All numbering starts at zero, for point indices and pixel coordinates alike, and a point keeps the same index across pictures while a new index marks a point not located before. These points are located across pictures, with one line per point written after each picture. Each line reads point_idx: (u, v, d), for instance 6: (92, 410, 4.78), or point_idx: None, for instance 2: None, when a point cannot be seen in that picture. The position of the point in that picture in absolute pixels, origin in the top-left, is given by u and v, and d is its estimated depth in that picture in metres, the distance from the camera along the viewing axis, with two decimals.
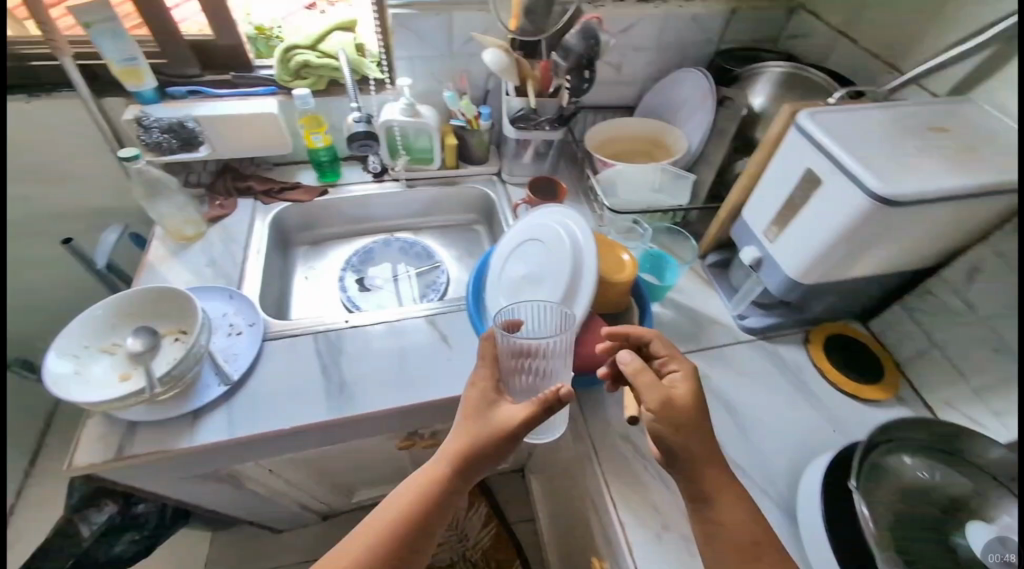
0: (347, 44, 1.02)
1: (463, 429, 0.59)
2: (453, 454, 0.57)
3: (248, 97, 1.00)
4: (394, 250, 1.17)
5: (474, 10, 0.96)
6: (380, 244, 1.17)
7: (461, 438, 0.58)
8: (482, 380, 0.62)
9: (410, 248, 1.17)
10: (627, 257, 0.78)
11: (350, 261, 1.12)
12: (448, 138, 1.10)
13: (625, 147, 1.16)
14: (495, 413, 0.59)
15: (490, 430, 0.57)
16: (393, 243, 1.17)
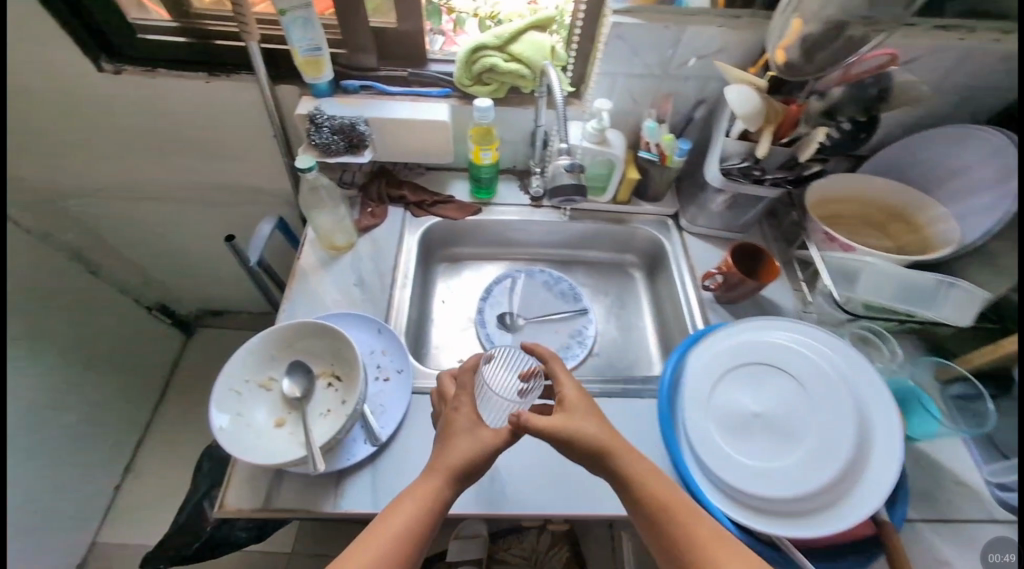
0: (542, 45, 0.84)
1: (439, 452, 0.57)
2: (440, 470, 0.56)
3: (420, 99, 0.89)
4: (537, 282, 1.04)
5: (714, 25, 0.75)
6: (522, 274, 1.04)
7: (443, 456, 0.56)
8: (464, 409, 0.60)
9: (555, 284, 1.03)
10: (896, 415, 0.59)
11: (490, 290, 1.01)
12: (630, 171, 0.93)
13: (846, 210, 0.91)
14: (472, 433, 0.58)
15: (468, 448, 0.57)
16: (538, 274, 1.04)
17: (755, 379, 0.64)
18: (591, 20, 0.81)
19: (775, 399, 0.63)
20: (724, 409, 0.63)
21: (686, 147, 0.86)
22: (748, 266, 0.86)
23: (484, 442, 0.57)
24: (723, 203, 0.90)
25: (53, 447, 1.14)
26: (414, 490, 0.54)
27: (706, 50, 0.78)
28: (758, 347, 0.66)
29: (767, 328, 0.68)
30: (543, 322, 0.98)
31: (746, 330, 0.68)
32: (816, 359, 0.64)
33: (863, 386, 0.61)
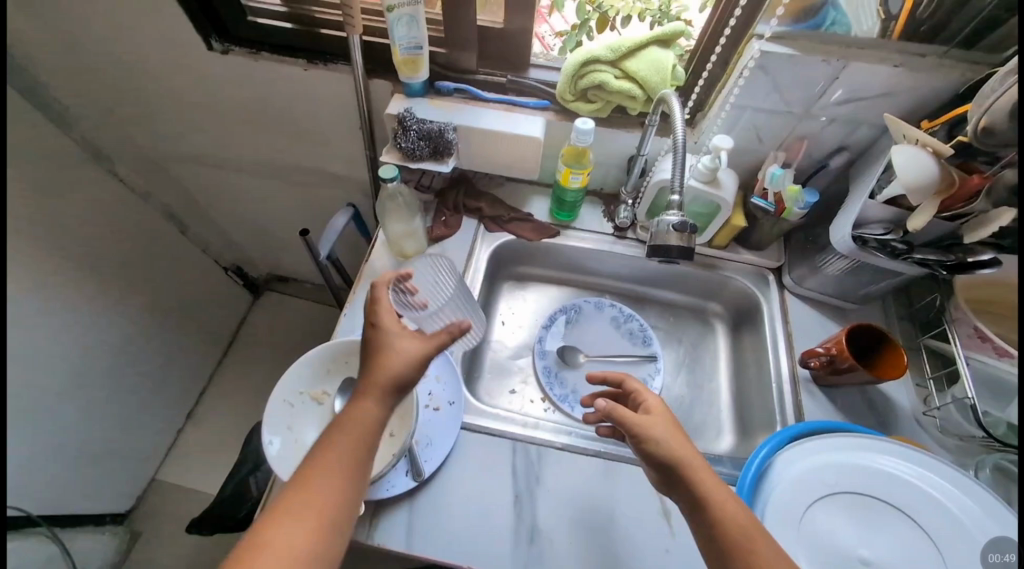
0: (663, 65, 0.74)
1: (372, 371, 0.51)
2: (372, 389, 0.51)
3: (514, 109, 0.83)
4: (605, 317, 0.95)
5: (884, 64, 0.62)
6: (591, 305, 0.96)
7: (375, 375, 0.51)
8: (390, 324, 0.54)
9: (624, 322, 0.95)
10: None
11: (554, 318, 0.94)
12: (736, 217, 0.82)
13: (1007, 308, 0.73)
14: (398, 344, 0.53)
15: (401, 366, 0.52)
16: (607, 308, 0.95)
17: (865, 515, 0.55)
18: (728, 42, 0.69)
19: (895, 547, 0.53)
20: (827, 545, 0.53)
21: (813, 201, 0.73)
22: (861, 353, 0.72)
23: (410, 358, 0.52)
24: (843, 269, 0.76)
25: (125, 386, 1.19)
26: (348, 419, 0.49)
27: (865, 91, 0.65)
28: (869, 474, 0.57)
29: (882, 451, 0.58)
30: (605, 362, 0.90)
31: (854, 449, 0.58)
32: (945, 505, 0.55)
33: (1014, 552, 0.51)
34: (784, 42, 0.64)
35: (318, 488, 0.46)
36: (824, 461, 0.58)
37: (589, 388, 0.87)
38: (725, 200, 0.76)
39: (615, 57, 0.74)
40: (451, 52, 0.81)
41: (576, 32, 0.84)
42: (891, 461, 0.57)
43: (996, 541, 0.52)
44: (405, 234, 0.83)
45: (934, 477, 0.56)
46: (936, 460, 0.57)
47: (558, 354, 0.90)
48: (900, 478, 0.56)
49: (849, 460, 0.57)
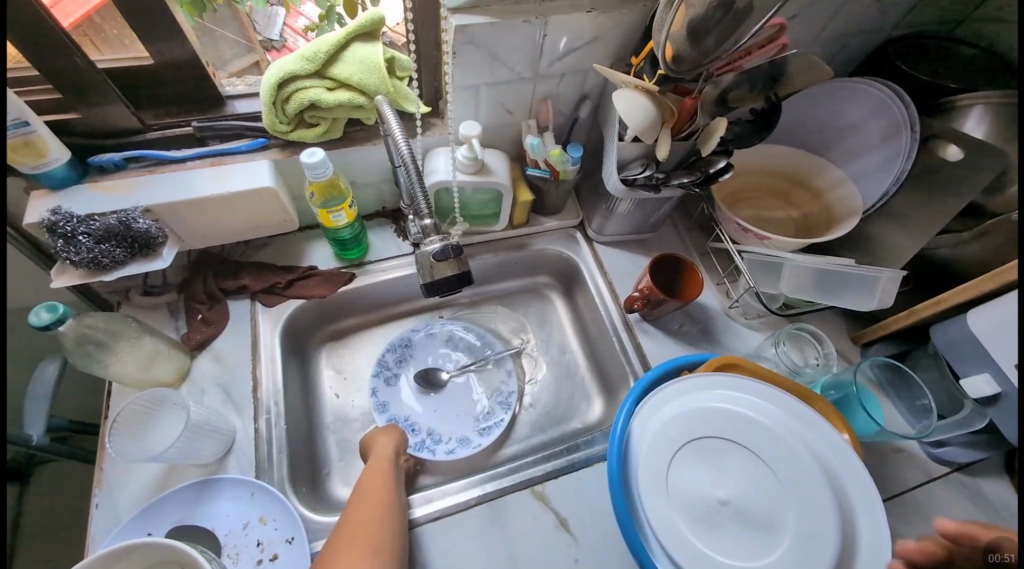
0: (376, 60, 0.63)
1: (376, 461, 0.63)
2: (381, 462, 0.62)
3: (223, 160, 0.65)
4: (441, 340, 0.87)
5: (579, 11, 0.60)
6: (421, 334, 0.86)
7: (376, 458, 0.63)
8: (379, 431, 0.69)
9: (460, 339, 0.87)
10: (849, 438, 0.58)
11: (385, 362, 0.81)
12: (521, 193, 0.78)
13: (754, 190, 0.85)
14: (377, 440, 0.67)
15: (387, 440, 0.67)
16: (439, 330, 0.87)
17: (712, 457, 0.57)
18: (426, 20, 0.61)
19: (740, 477, 0.56)
20: (688, 498, 0.55)
21: (579, 156, 0.72)
22: (668, 279, 0.76)
23: (395, 436, 0.68)
24: (629, 207, 0.78)
25: None
26: (366, 478, 0.60)
27: (579, 40, 0.64)
28: (705, 417, 0.58)
29: (710, 389, 0.60)
30: (454, 386, 0.82)
31: (687, 396, 0.60)
32: (768, 424, 0.58)
33: (826, 449, 0.56)
34: (483, 10, 0.58)
35: (363, 513, 0.54)
36: (669, 416, 0.58)
37: (445, 422, 0.79)
38: (502, 183, 0.71)
39: (315, 67, 0.62)
40: (92, 115, 0.59)
41: (326, 24, 0.71)
42: (717, 396, 0.60)
43: (807, 441, 0.57)
44: (144, 364, 0.61)
45: (753, 399, 0.60)
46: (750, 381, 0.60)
47: (401, 400, 0.80)
48: (731, 407, 0.59)
49: (687, 409, 0.59)
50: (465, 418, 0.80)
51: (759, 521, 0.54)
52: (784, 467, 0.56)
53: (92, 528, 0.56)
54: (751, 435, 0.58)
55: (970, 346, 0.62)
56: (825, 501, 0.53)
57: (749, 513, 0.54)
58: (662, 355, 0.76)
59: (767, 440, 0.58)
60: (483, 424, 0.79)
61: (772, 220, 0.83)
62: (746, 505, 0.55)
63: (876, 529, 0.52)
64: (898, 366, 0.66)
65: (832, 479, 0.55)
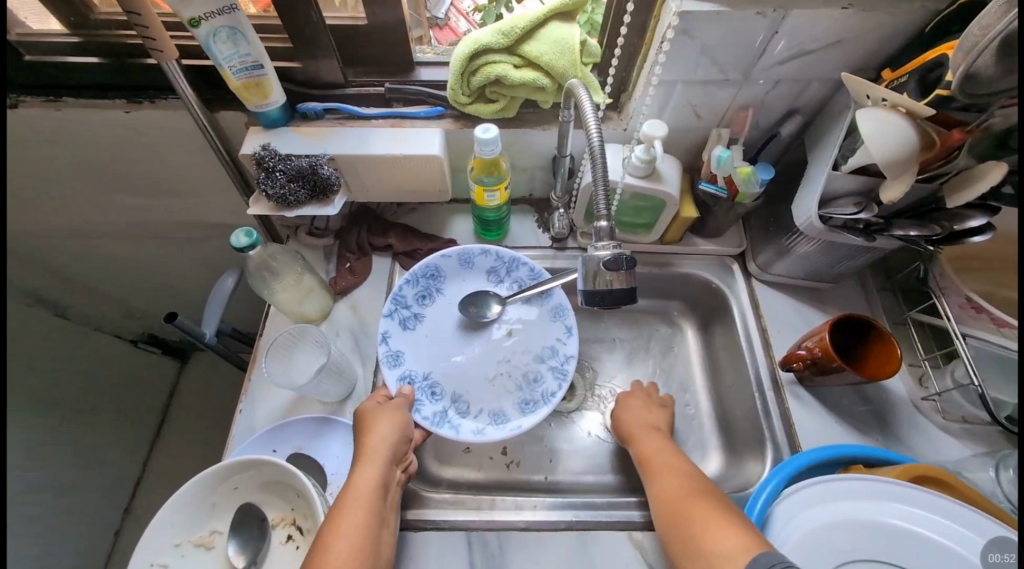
0: (571, 42, 0.60)
1: (369, 465, 0.51)
2: (375, 464, 0.52)
3: (403, 123, 0.68)
4: (480, 272, 0.74)
5: (831, 7, 0.49)
6: (454, 261, 0.73)
7: (370, 458, 0.52)
8: (381, 412, 0.57)
9: (507, 272, 0.73)
10: None
11: (401, 296, 0.69)
12: (685, 208, 0.70)
13: (995, 257, 0.65)
14: (375, 426, 0.55)
15: (387, 429, 0.55)
16: (478, 259, 0.73)
17: None
18: (638, 3, 0.56)
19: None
20: None
21: (769, 178, 0.62)
22: (848, 346, 0.63)
23: (395, 426, 0.55)
24: (817, 249, 0.65)
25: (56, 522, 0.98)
26: (353, 489, 0.49)
27: (812, 43, 0.53)
28: (885, 530, 0.46)
29: (899, 498, 0.47)
30: (482, 341, 0.71)
31: (862, 499, 0.48)
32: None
33: None
34: None
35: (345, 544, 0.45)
36: (832, 526, 0.47)
37: (471, 389, 0.68)
38: (670, 194, 0.64)
39: (509, 42, 0.60)
40: (309, 65, 0.64)
41: (492, 6, 0.75)
42: (905, 508, 0.47)
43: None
44: (300, 298, 0.67)
45: (962, 529, 0.46)
46: (961, 506, 0.46)
47: (418, 352, 0.69)
48: (922, 536, 0.46)
49: (863, 513, 0.47)
50: (505, 386, 0.68)
51: None
52: None
53: (233, 431, 0.63)
54: None
55: None
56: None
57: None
58: (815, 433, 0.63)
59: None
60: (525, 400, 0.67)
61: (1016, 306, 0.63)
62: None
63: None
64: None
65: None
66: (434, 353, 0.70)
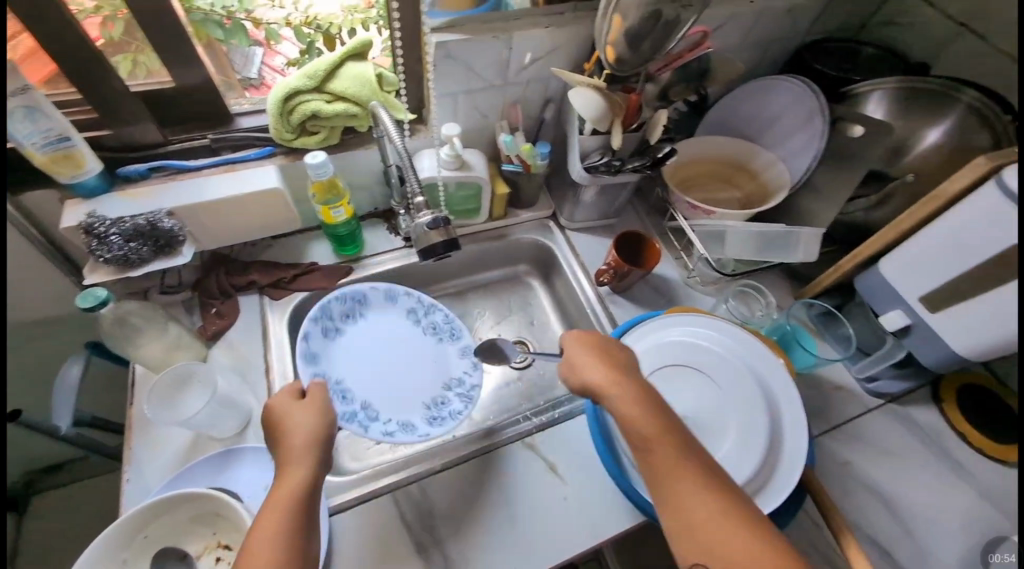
0: (367, 76, 0.74)
1: (292, 465, 0.54)
2: (301, 455, 0.54)
3: (235, 167, 0.74)
4: (402, 307, 0.87)
5: (539, 27, 0.72)
6: (380, 294, 0.85)
7: (291, 449, 0.55)
8: (301, 408, 0.59)
9: (423, 310, 0.88)
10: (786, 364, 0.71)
11: (328, 308, 0.80)
12: (498, 187, 0.89)
13: (699, 173, 0.99)
14: (290, 418, 0.58)
15: (300, 419, 0.58)
16: (402, 299, 0.86)
17: (671, 380, 0.66)
18: (409, 40, 0.72)
19: (694, 395, 0.66)
20: None
21: (546, 151, 0.84)
22: (632, 253, 0.87)
23: (317, 417, 0.58)
24: (595, 194, 0.89)
25: None
26: (279, 488, 0.52)
27: (539, 52, 0.75)
28: (666, 349, 0.68)
29: (669, 327, 0.70)
30: (406, 366, 0.84)
31: (648, 336, 0.70)
32: (718, 351, 0.67)
33: (760, 366, 0.67)
34: (456, 29, 0.69)
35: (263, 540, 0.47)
36: (636, 358, 0.68)
37: (384, 402, 0.79)
38: (480, 178, 0.82)
39: (315, 83, 0.71)
40: (121, 131, 0.67)
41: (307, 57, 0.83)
42: (674, 331, 0.70)
43: (749, 363, 0.66)
44: (169, 351, 0.69)
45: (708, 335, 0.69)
46: (701, 316, 0.70)
47: (337, 360, 0.79)
48: (684, 342, 0.68)
49: (653, 344, 0.69)
50: (416, 403, 0.81)
51: (698, 444, 0.63)
52: (732, 390, 0.65)
53: (126, 498, 0.63)
54: (705, 369, 0.67)
55: (885, 290, 0.75)
56: (761, 409, 0.63)
57: (702, 422, 0.64)
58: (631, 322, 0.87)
59: (720, 368, 0.67)
60: (433, 415, 0.80)
61: (721, 200, 0.96)
62: (701, 418, 0.64)
63: (799, 434, 0.62)
64: (840, 316, 0.83)
65: (766, 394, 0.64)
66: (350, 360, 0.81)
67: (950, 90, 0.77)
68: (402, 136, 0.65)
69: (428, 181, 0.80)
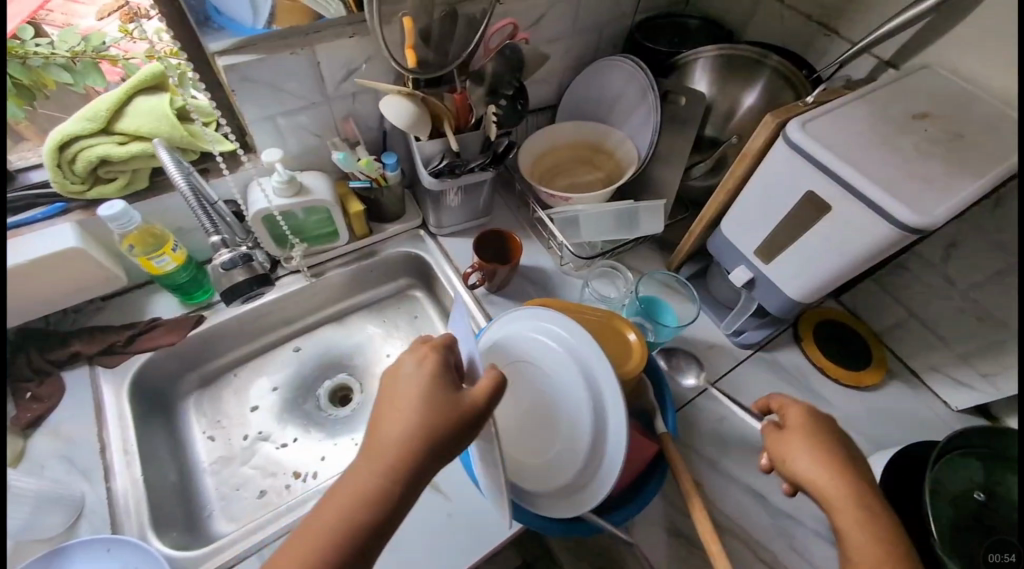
0: (162, 108, 0.67)
1: (401, 426, 0.50)
2: (413, 427, 0.49)
3: (18, 232, 0.65)
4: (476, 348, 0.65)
5: (342, 37, 0.68)
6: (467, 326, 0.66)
7: (396, 414, 0.51)
8: (422, 378, 0.52)
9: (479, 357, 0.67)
10: (632, 339, 0.68)
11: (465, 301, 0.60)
12: (351, 206, 0.85)
13: (561, 160, 0.99)
14: (426, 384, 0.52)
15: (413, 388, 0.52)
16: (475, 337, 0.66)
17: (517, 377, 0.65)
18: (203, 66, 0.67)
19: (536, 388, 0.64)
20: (504, 413, 0.67)
21: (391, 162, 0.81)
22: (497, 251, 0.86)
23: (419, 392, 0.51)
24: (455, 197, 0.87)
25: None
26: (375, 443, 0.50)
27: (352, 63, 0.72)
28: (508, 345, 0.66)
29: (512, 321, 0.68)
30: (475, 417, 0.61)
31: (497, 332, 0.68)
32: (552, 346, 0.63)
33: (587, 358, 0.61)
34: (246, 49, 0.65)
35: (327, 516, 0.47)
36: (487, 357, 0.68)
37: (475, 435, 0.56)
38: (322, 199, 0.78)
39: (97, 125, 0.64)
40: None
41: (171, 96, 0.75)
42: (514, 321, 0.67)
43: (578, 355, 0.61)
44: None
45: (543, 322, 0.65)
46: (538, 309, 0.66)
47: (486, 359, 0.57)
48: (522, 340, 0.65)
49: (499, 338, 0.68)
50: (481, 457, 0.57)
51: (541, 439, 0.63)
52: (564, 385, 0.61)
53: None
54: (541, 365, 0.63)
55: (728, 248, 0.78)
56: (585, 407, 0.59)
57: (544, 417, 0.63)
58: None
59: (556, 361, 0.63)
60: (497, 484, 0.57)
61: (583, 184, 0.97)
62: (544, 411, 0.63)
63: (620, 419, 0.57)
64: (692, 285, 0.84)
65: (591, 389, 0.59)
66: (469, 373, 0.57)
67: (758, 56, 0.83)
68: (185, 172, 0.65)
69: (263, 211, 0.75)
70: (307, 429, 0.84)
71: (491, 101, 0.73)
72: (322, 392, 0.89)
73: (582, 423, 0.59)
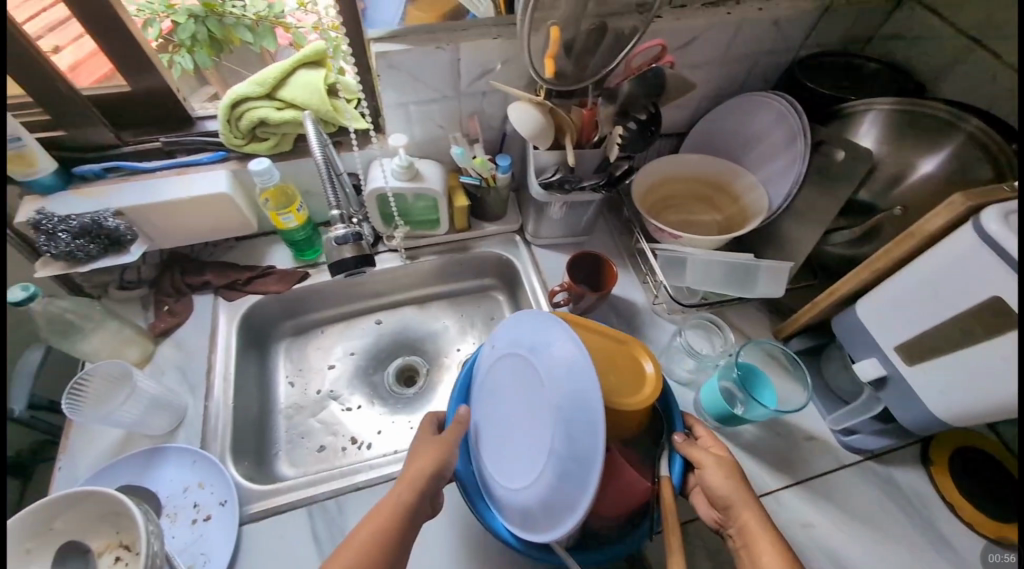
0: (317, 83, 0.75)
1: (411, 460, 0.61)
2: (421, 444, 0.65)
3: (187, 170, 0.75)
4: (511, 372, 0.64)
5: (488, 37, 0.70)
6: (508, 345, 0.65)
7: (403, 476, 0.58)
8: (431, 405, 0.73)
9: (501, 380, 0.66)
10: (650, 369, 0.61)
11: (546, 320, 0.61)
12: (458, 199, 0.87)
13: (678, 193, 0.92)
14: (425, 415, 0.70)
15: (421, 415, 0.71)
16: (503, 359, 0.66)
17: (516, 383, 0.63)
18: (360, 50, 0.72)
19: (527, 398, 0.61)
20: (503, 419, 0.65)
21: (503, 164, 0.81)
22: (590, 277, 0.83)
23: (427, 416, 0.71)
24: (560, 210, 0.85)
25: None
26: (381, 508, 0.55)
27: (491, 63, 0.73)
28: (539, 356, 0.59)
29: (524, 325, 0.64)
30: (523, 445, 0.60)
31: (509, 333, 0.66)
32: (546, 359, 0.58)
33: (575, 379, 0.54)
34: (400, 39, 0.68)
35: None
36: (497, 356, 0.67)
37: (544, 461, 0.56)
38: (434, 189, 0.80)
39: (265, 90, 0.72)
40: (77, 133, 0.70)
41: None
42: (564, 338, 0.57)
43: (571, 373, 0.55)
44: (112, 346, 0.71)
45: (546, 331, 0.60)
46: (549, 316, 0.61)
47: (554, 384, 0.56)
48: (524, 344, 0.62)
49: (525, 344, 0.62)
50: (538, 487, 0.56)
51: (525, 457, 0.60)
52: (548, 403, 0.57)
53: (54, 485, 0.65)
54: (535, 376, 0.59)
55: (861, 333, 0.67)
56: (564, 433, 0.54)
57: (530, 431, 0.60)
58: None
59: (549, 375, 0.57)
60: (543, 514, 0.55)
61: (696, 223, 0.89)
62: (533, 427, 0.60)
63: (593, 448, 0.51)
64: (800, 364, 0.71)
65: (569, 415, 0.53)
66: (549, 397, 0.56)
67: (953, 119, 0.69)
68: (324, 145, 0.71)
69: (381, 188, 0.79)
70: (371, 399, 0.88)
71: (620, 122, 0.69)
72: (391, 368, 0.92)
73: (560, 449, 0.54)
